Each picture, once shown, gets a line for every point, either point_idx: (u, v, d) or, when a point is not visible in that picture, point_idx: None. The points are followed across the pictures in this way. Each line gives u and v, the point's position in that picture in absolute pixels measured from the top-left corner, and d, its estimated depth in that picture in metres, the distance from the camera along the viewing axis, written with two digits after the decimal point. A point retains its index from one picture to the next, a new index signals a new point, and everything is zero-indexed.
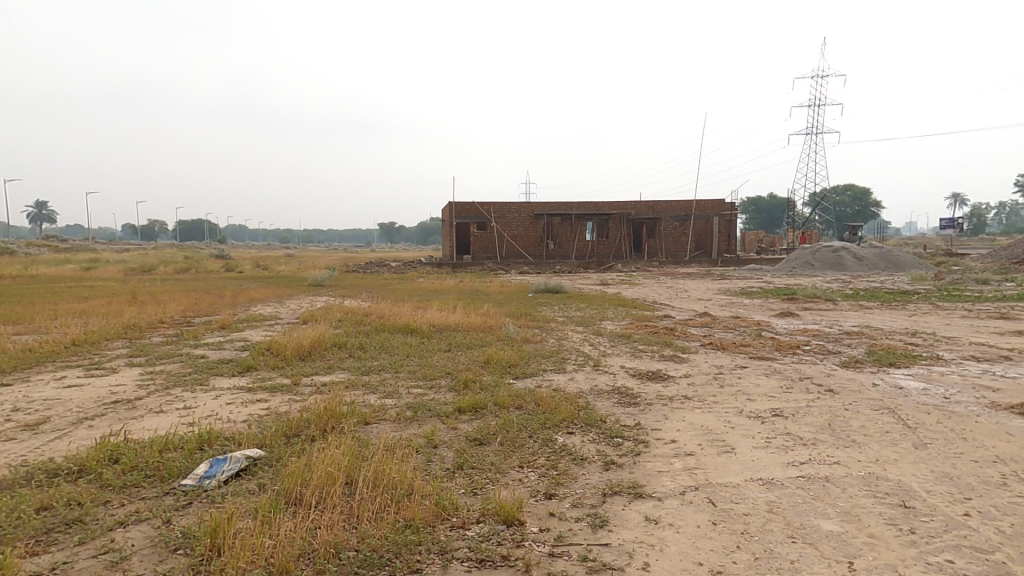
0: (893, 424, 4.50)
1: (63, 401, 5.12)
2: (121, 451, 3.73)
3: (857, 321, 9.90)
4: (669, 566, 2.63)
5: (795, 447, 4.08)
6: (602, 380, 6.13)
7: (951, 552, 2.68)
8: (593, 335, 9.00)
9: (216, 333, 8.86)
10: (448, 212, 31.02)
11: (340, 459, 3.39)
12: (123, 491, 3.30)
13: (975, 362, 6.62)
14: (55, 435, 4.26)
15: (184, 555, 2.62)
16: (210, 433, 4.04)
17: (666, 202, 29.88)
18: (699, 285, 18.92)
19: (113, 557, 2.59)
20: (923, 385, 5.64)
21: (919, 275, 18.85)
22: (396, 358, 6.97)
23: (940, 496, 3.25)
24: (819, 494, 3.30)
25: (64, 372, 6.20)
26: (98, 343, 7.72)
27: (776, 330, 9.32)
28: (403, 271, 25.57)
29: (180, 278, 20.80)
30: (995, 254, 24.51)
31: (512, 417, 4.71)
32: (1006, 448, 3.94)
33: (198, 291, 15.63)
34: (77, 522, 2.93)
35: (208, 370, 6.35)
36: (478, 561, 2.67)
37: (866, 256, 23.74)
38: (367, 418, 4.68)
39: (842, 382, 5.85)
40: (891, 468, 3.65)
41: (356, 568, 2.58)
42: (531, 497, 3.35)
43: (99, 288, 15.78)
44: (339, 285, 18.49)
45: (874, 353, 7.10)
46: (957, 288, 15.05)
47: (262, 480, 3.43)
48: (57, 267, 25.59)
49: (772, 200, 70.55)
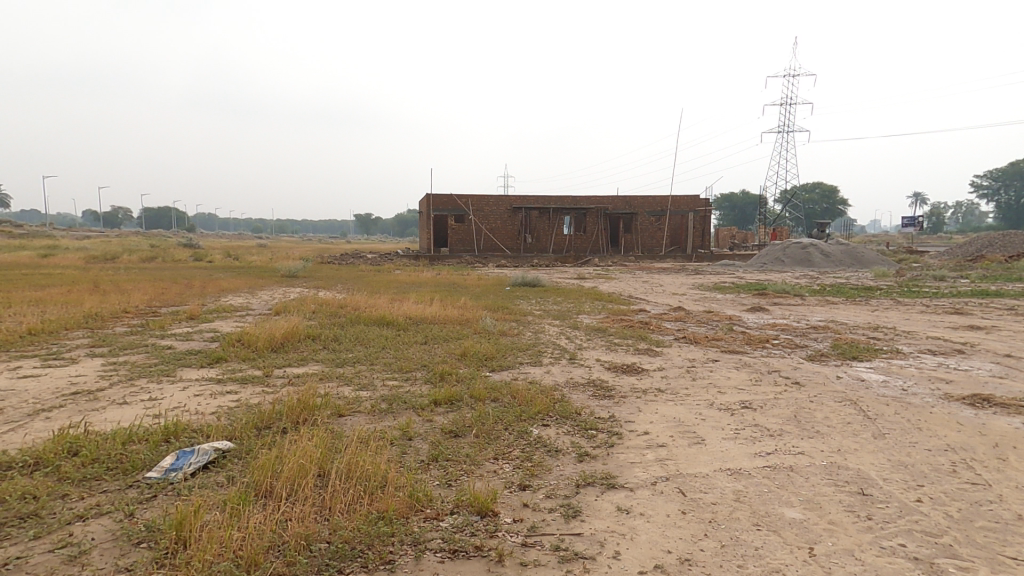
0: (855, 415, 4.65)
1: (18, 392, 4.92)
2: (80, 443, 3.62)
3: (823, 316, 10.19)
4: (638, 554, 2.68)
5: (761, 438, 4.18)
6: (578, 372, 6.21)
7: (904, 536, 2.79)
8: (569, 327, 9.09)
9: (183, 324, 8.63)
10: (425, 204, 30.90)
11: (313, 451, 3.35)
12: (83, 484, 3.21)
13: (931, 355, 6.91)
14: (10, 427, 4.11)
15: (148, 548, 2.57)
16: (178, 425, 3.96)
17: (642, 198, 30.21)
18: (675, 279, 19.19)
19: (72, 552, 2.52)
20: (883, 377, 5.86)
21: (882, 271, 19.47)
22: (371, 351, 6.89)
23: (896, 483, 3.38)
24: (784, 483, 3.40)
25: (21, 361, 5.99)
26: (58, 333, 7.45)
27: (748, 324, 9.55)
28: (380, 263, 25.33)
29: (145, 267, 20.11)
30: (953, 252, 25.42)
31: (488, 409, 4.73)
32: (957, 437, 4.11)
33: (164, 281, 15.15)
34: (32, 516, 2.84)
35: (175, 361, 6.20)
36: (451, 552, 2.68)
37: (834, 253, 24.35)
38: (341, 410, 4.63)
39: (807, 375, 6.04)
40: (851, 457, 3.78)
41: (327, 559, 2.57)
42: (506, 489, 3.37)
43: (61, 275, 15.26)
44: (314, 276, 18.12)
45: (838, 347, 7.32)
46: (917, 284, 15.68)
47: (231, 473, 3.37)
48: (11, 254, 24.33)
49: (745, 198, 71.89)
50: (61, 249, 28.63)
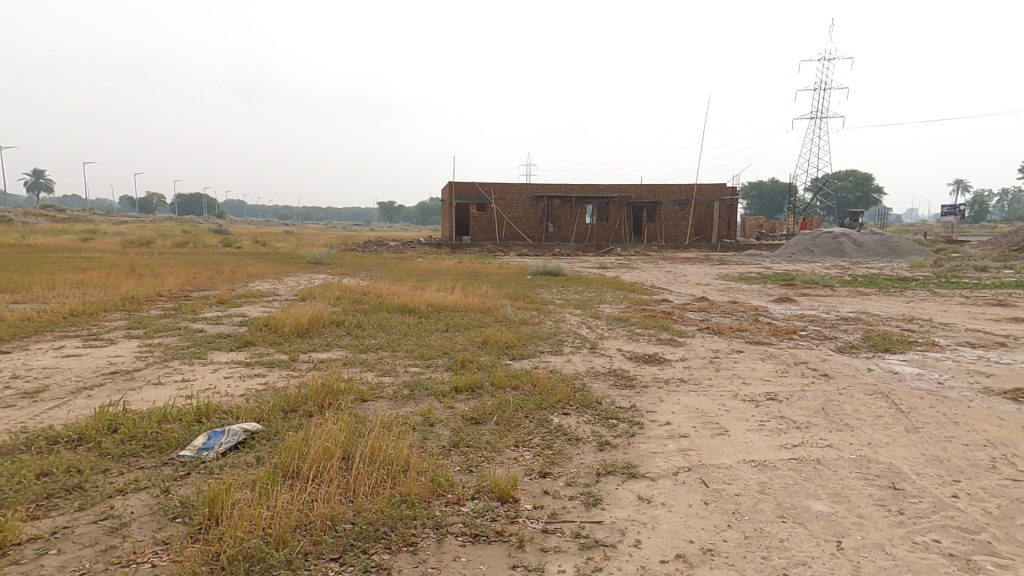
0: (887, 408, 4.54)
1: (61, 370, 5.13)
2: (119, 421, 3.76)
3: (855, 307, 9.93)
4: (659, 543, 2.67)
5: (788, 430, 4.12)
6: (599, 362, 6.17)
7: (938, 532, 2.72)
8: (591, 317, 9.06)
9: (214, 308, 8.84)
10: (448, 194, 31.07)
11: (337, 434, 3.42)
12: (122, 460, 3.34)
13: (971, 348, 6.67)
14: (54, 403, 4.28)
15: (183, 523, 2.66)
16: (209, 406, 4.07)
17: (666, 186, 29.75)
18: (698, 269, 18.90)
19: (113, 524, 2.63)
20: (918, 370, 5.70)
21: (920, 261, 18.82)
22: (394, 337, 6.98)
23: (929, 478, 3.30)
24: (811, 476, 3.34)
25: (64, 341, 6.22)
26: (97, 315, 7.70)
27: (773, 315, 9.39)
28: (402, 251, 25.57)
29: (177, 252, 20.57)
30: (995, 241, 24.42)
31: (508, 397, 4.75)
32: (997, 432, 3.98)
33: (195, 266, 15.50)
34: (77, 489, 2.96)
35: (206, 344, 6.36)
36: (472, 536, 2.71)
37: (867, 242, 23.70)
38: (364, 395, 4.70)
39: (837, 366, 5.91)
40: (882, 451, 3.70)
41: (352, 540, 2.62)
42: (526, 476, 3.39)
43: (100, 259, 15.84)
44: (338, 263, 18.39)
45: (870, 338, 7.14)
46: (957, 275, 15.17)
47: (260, 454, 3.46)
48: (55, 238, 25.24)
49: (773, 186, 70.50)
50: (98, 233, 29.31)
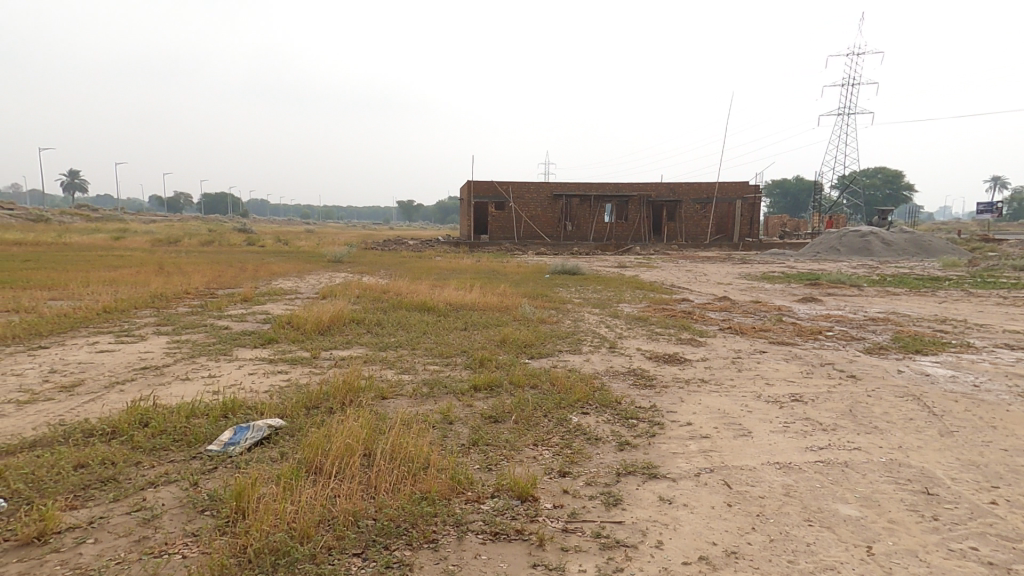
0: (918, 411, 4.42)
1: (95, 365, 5.28)
2: (150, 415, 3.85)
3: (883, 308, 9.68)
4: (682, 545, 2.64)
5: (814, 432, 4.04)
6: (619, 361, 6.13)
7: (975, 539, 2.64)
8: (610, 316, 9.00)
9: (238, 306, 9.01)
10: (467, 193, 31.14)
11: (359, 432, 3.45)
12: (152, 453, 3.42)
13: (1008, 350, 6.45)
14: (89, 397, 4.40)
15: (211, 516, 2.71)
16: (234, 402, 4.15)
17: (687, 184, 29.39)
18: (719, 268, 18.64)
19: (145, 515, 2.70)
20: (952, 372, 5.53)
21: (952, 261, 18.24)
22: (413, 335, 7.03)
23: (964, 484, 3.20)
24: (838, 479, 3.27)
25: (97, 337, 6.40)
26: (128, 311, 7.91)
27: (797, 315, 9.21)
28: (421, 249, 25.72)
29: (203, 251, 21.00)
30: None
31: (527, 396, 4.74)
32: None
33: (220, 264, 15.80)
34: (111, 480, 3.04)
35: (231, 340, 6.48)
36: (493, 534, 2.71)
37: (895, 241, 23.13)
38: (384, 393, 4.74)
39: (864, 368, 5.77)
40: (913, 455, 3.60)
41: (374, 536, 2.64)
42: (545, 474, 3.38)
43: (130, 257, 16.26)
44: (358, 262, 18.58)
45: (899, 339, 6.96)
46: (991, 275, 14.67)
47: (283, 449, 3.51)
48: (88, 236, 25.97)
49: (797, 183, 69.22)
50: (127, 232, 30.06)
